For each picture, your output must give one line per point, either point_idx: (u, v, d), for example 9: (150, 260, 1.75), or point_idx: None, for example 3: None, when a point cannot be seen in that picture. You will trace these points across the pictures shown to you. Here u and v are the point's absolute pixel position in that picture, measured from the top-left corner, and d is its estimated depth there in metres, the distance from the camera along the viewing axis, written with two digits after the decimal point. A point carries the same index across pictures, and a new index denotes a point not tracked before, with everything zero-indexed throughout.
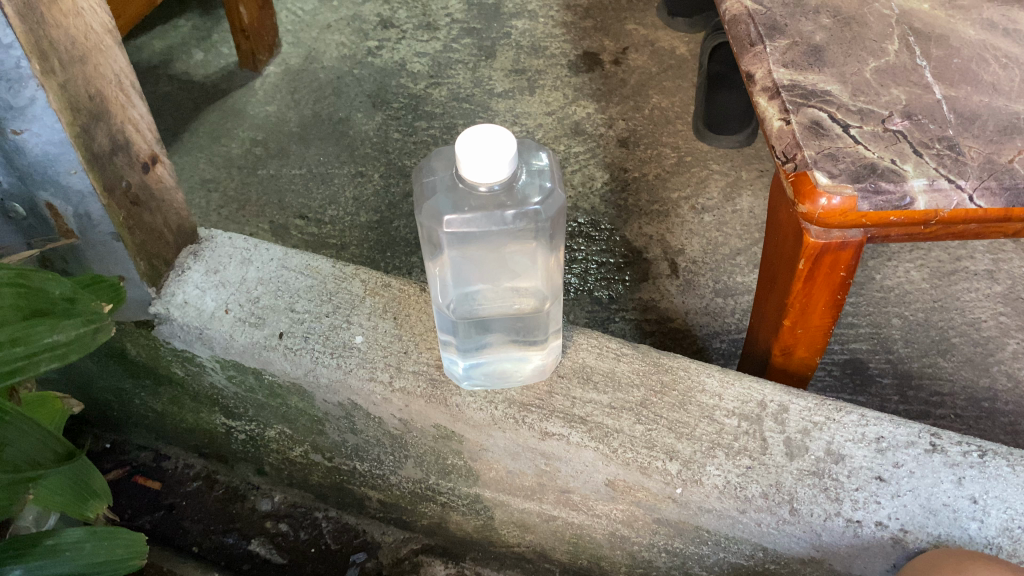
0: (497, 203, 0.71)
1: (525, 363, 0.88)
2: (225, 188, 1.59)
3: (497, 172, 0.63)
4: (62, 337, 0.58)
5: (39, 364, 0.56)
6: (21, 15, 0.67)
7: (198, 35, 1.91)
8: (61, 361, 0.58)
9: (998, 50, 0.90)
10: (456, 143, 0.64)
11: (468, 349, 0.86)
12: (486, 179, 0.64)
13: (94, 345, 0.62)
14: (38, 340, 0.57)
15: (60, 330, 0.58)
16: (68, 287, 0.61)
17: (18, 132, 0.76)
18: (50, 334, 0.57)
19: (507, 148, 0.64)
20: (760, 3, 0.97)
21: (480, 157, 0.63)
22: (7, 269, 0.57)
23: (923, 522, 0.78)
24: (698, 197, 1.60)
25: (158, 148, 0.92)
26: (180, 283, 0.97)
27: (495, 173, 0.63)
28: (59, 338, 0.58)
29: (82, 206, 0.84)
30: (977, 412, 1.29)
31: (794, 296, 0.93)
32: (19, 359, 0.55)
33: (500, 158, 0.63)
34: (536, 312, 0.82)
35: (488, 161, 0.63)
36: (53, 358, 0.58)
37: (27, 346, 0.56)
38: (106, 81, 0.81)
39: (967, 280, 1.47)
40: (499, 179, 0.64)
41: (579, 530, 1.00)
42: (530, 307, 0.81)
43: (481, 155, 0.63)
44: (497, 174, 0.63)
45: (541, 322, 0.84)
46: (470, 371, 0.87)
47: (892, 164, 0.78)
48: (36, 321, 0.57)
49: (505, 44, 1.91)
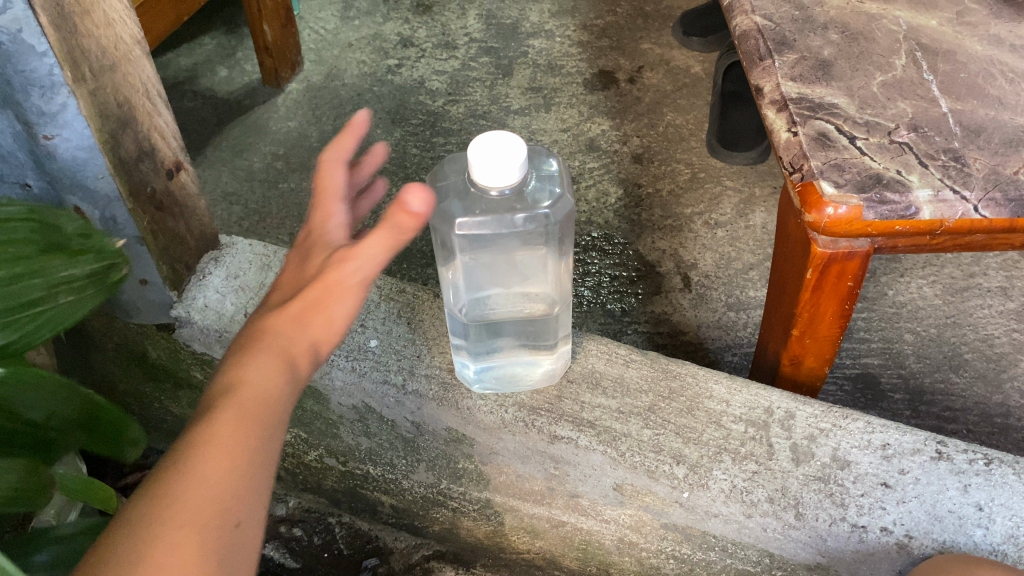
0: (508, 206, 0.73)
1: (534, 365, 0.90)
2: (246, 201, 1.63)
3: (508, 177, 0.65)
4: (77, 273, 0.61)
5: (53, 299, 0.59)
6: (55, 25, 0.71)
7: (223, 52, 1.95)
8: (76, 295, 0.61)
9: (1004, 65, 0.92)
10: (469, 147, 0.66)
11: (479, 349, 0.88)
12: (497, 183, 0.66)
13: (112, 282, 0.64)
14: (53, 274, 0.59)
15: (75, 266, 0.61)
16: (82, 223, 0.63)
17: (48, 137, 0.78)
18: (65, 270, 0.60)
19: (518, 152, 0.66)
20: (769, 19, 0.99)
21: (492, 162, 0.65)
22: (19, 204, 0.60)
23: (928, 528, 0.79)
24: (712, 213, 1.61)
25: (182, 155, 0.95)
26: (201, 287, 1.00)
27: (505, 177, 0.65)
28: (75, 272, 0.61)
29: (109, 210, 0.87)
30: (990, 427, 1.30)
31: (803, 306, 0.94)
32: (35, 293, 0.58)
33: (512, 163, 0.65)
34: (545, 315, 0.84)
35: (499, 165, 0.65)
36: (69, 290, 0.60)
37: (43, 279, 0.58)
38: (135, 90, 0.84)
39: (980, 297, 1.47)
40: (510, 183, 0.66)
41: (588, 536, 1.01)
42: (540, 311, 0.83)
43: (493, 159, 0.65)
44: (507, 178, 0.65)
45: (548, 325, 0.85)
46: (480, 370, 0.90)
47: (897, 175, 0.80)
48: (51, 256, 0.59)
49: (522, 62, 1.94)
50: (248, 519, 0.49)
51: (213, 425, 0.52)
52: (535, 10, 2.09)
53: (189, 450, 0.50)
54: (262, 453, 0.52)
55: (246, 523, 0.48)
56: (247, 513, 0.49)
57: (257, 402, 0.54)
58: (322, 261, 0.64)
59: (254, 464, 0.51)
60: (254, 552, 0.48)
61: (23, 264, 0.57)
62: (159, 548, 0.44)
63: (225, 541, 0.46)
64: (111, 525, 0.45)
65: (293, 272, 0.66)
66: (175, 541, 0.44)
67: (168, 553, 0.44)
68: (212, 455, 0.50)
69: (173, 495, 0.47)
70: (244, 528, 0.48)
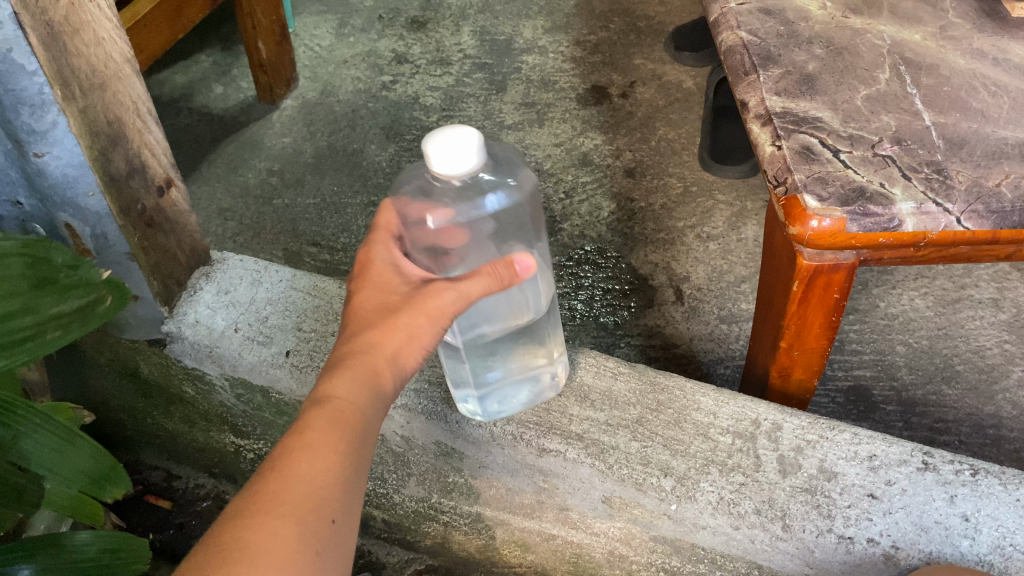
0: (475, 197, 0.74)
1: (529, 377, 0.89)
2: (241, 217, 1.64)
3: (467, 164, 0.66)
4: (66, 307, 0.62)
5: (46, 334, 0.60)
6: (45, 44, 0.72)
7: (219, 70, 1.97)
8: (65, 328, 0.62)
9: (987, 78, 0.92)
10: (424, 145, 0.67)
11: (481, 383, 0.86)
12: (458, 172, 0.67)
13: (94, 312, 0.66)
14: (46, 310, 0.60)
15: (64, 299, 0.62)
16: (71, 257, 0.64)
17: (39, 155, 0.79)
18: (58, 304, 0.61)
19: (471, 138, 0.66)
20: (755, 34, 1.00)
21: (447, 153, 0.66)
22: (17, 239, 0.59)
23: (915, 539, 0.80)
24: (704, 226, 1.62)
25: (173, 172, 0.96)
26: (192, 303, 1.01)
27: (464, 165, 0.66)
28: (66, 306, 0.62)
29: (99, 227, 0.87)
30: (982, 439, 1.30)
31: (790, 319, 0.95)
32: (30, 327, 0.58)
33: (467, 148, 0.66)
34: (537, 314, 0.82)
35: (456, 154, 0.66)
36: (59, 324, 0.61)
37: (38, 315, 0.59)
38: (125, 108, 0.85)
39: (972, 308, 1.48)
40: (469, 171, 0.67)
41: (579, 549, 1.01)
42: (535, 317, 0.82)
43: (448, 150, 0.66)
44: (467, 165, 0.66)
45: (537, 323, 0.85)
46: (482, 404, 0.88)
47: (880, 188, 0.80)
48: (45, 293, 0.60)
49: (516, 78, 1.96)
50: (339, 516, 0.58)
51: (313, 436, 0.62)
52: (528, 26, 2.11)
53: (292, 456, 0.60)
54: (350, 459, 0.62)
55: (335, 519, 0.58)
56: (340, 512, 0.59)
57: (350, 415, 0.64)
58: (398, 290, 0.72)
59: (344, 474, 0.61)
60: (343, 543, 0.58)
61: (25, 299, 0.58)
62: (269, 537, 0.54)
63: (320, 535, 0.56)
64: (231, 510, 0.56)
65: (366, 293, 0.72)
66: (281, 532, 0.54)
67: (273, 538, 0.54)
68: (312, 462, 0.60)
69: (282, 494, 0.57)
70: (336, 524, 0.58)
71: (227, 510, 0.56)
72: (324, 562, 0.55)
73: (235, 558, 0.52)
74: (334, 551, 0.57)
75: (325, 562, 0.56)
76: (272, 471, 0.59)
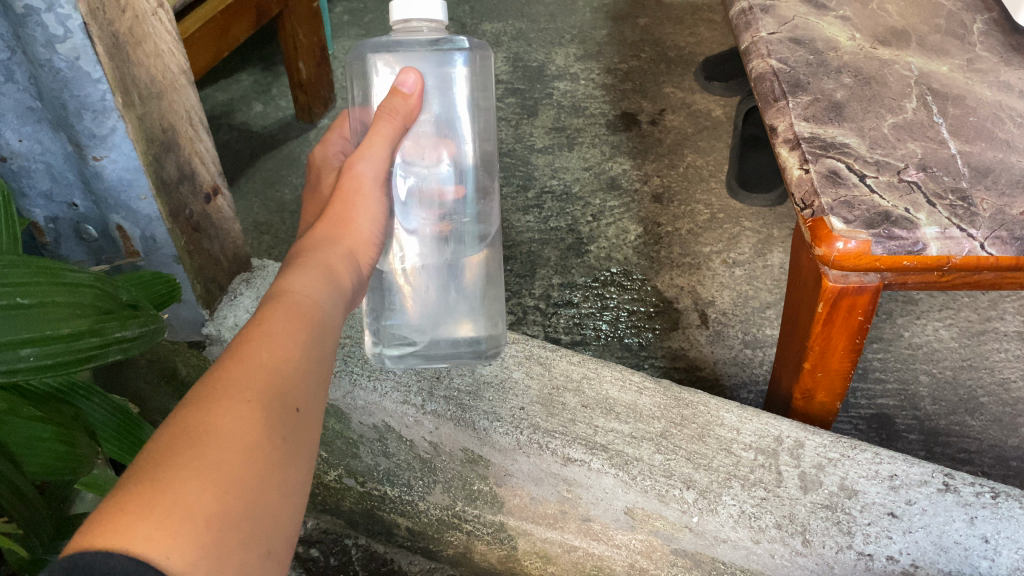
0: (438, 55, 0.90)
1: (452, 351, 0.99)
2: (277, 231, 1.68)
3: (434, 11, 0.81)
4: (129, 334, 0.64)
5: (104, 357, 0.62)
6: (110, 54, 0.76)
7: (259, 89, 2.03)
8: (123, 356, 0.65)
9: (1012, 110, 0.95)
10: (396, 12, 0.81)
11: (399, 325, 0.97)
12: (428, 14, 0.81)
13: (150, 343, 0.68)
14: (109, 335, 0.62)
15: (128, 327, 0.64)
16: (132, 293, 0.67)
17: (97, 159, 0.83)
18: (121, 330, 0.63)
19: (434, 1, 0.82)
20: (784, 62, 1.03)
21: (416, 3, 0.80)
22: (88, 271, 0.63)
23: (934, 558, 0.82)
24: (730, 252, 1.64)
25: (220, 181, 1.00)
26: (232, 307, 1.05)
27: (434, 11, 0.81)
28: (127, 334, 0.64)
29: (149, 230, 0.91)
30: (1005, 470, 1.29)
31: (815, 339, 0.96)
32: (93, 349, 0.61)
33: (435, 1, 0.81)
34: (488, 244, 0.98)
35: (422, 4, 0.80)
36: (118, 350, 0.63)
37: (102, 338, 0.61)
38: (178, 117, 0.89)
39: (996, 341, 1.48)
40: (437, 17, 0.81)
41: (599, 561, 1.03)
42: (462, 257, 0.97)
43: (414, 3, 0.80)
44: (436, 13, 0.81)
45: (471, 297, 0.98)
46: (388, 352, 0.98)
47: (906, 213, 0.82)
48: (110, 317, 0.62)
49: (547, 103, 1.99)
50: (303, 406, 0.60)
51: (266, 329, 0.63)
52: (561, 53, 2.15)
53: (246, 347, 0.61)
54: (310, 349, 0.65)
55: (299, 408, 0.60)
56: (302, 401, 0.60)
57: (298, 315, 0.67)
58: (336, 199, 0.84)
59: (297, 368, 0.62)
60: (306, 431, 0.60)
61: (89, 322, 0.60)
62: (238, 421, 0.54)
63: (284, 419, 0.58)
64: (188, 396, 0.55)
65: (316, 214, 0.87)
66: (249, 412, 0.55)
67: (238, 422, 0.54)
68: (271, 351, 0.62)
69: (239, 381, 0.57)
70: (301, 412, 0.60)
71: (183, 399, 0.55)
72: (290, 446, 0.57)
73: (202, 440, 0.51)
74: (300, 436, 0.59)
75: (293, 447, 0.57)
76: (228, 361, 0.59)
